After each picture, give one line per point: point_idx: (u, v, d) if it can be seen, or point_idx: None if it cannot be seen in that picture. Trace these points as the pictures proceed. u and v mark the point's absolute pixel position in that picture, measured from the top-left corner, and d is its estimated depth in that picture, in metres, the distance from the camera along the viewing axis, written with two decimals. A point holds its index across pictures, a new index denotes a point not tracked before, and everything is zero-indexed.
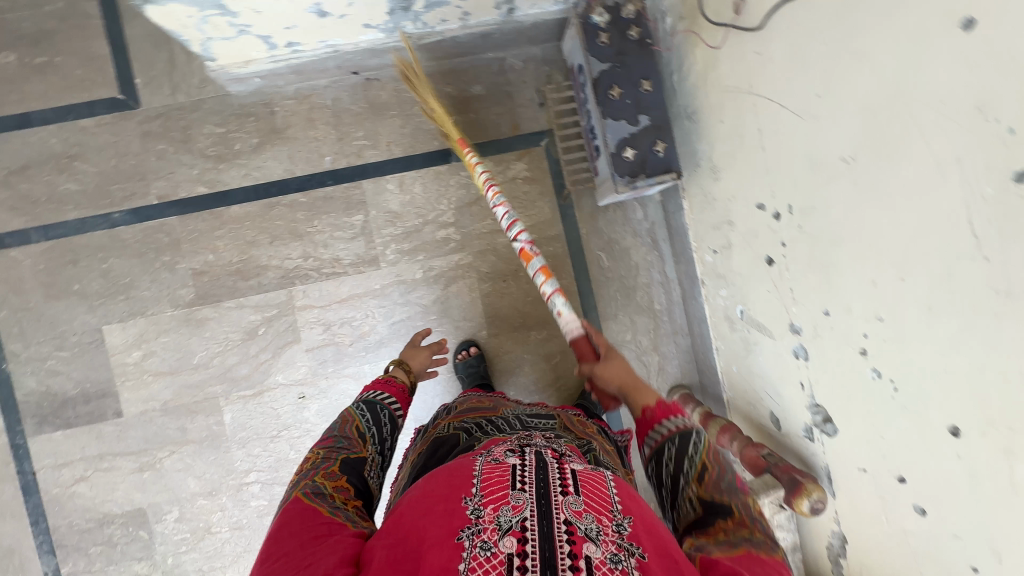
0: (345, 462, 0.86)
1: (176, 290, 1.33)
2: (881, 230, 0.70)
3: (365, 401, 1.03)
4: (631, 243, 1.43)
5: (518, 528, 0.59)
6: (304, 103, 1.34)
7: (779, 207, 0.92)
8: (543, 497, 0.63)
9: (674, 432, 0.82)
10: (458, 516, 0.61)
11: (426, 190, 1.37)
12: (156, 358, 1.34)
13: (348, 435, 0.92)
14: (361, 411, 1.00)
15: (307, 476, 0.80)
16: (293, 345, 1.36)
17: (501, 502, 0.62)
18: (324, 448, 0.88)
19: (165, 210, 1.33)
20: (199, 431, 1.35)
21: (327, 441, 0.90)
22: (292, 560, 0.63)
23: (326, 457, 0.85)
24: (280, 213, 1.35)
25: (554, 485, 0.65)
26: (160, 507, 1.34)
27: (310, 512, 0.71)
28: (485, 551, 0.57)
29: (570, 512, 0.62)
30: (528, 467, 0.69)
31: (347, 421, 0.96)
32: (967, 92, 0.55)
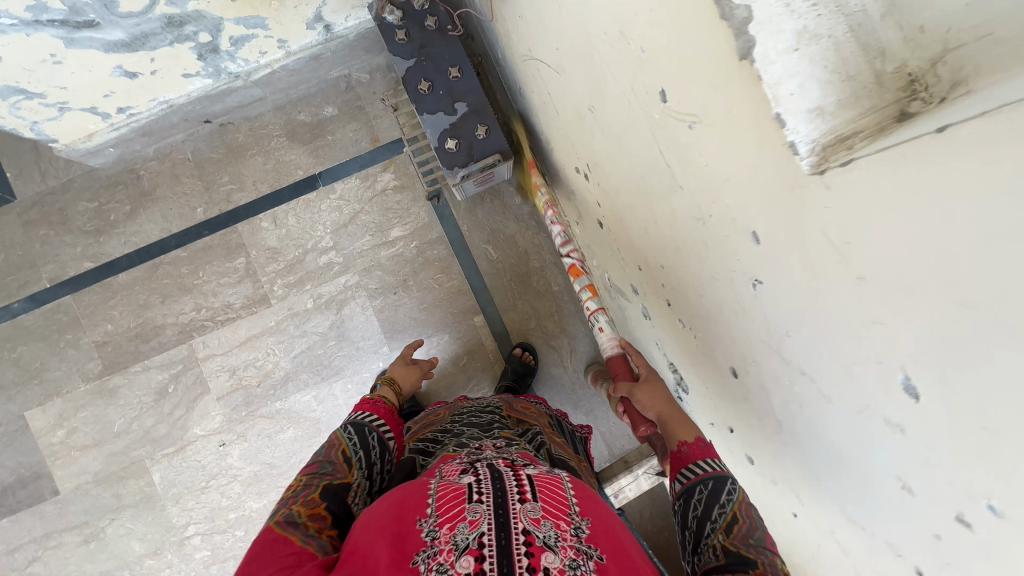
0: (328, 487, 0.71)
1: (85, 365, 1.38)
2: (629, 175, 0.66)
3: (352, 424, 0.86)
4: (515, 229, 1.40)
5: (475, 545, 0.51)
6: (166, 161, 1.38)
7: (584, 168, 0.88)
8: (500, 507, 0.55)
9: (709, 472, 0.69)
10: (412, 538, 0.53)
11: (300, 220, 1.38)
12: (79, 433, 1.38)
13: (332, 459, 0.77)
14: (347, 433, 0.83)
15: (282, 506, 0.66)
16: (203, 396, 1.39)
17: (457, 519, 0.54)
18: (307, 472, 0.74)
19: (59, 291, 1.38)
20: (133, 495, 1.39)
21: (310, 466, 0.75)
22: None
23: (307, 482, 0.71)
24: (166, 271, 1.38)
25: (511, 493, 0.57)
26: (111, 574, 1.38)
27: (280, 545, 0.59)
28: (441, 573, 0.50)
29: (528, 521, 0.54)
30: (480, 479, 0.60)
31: (334, 444, 0.81)
32: (611, 18, 0.51)
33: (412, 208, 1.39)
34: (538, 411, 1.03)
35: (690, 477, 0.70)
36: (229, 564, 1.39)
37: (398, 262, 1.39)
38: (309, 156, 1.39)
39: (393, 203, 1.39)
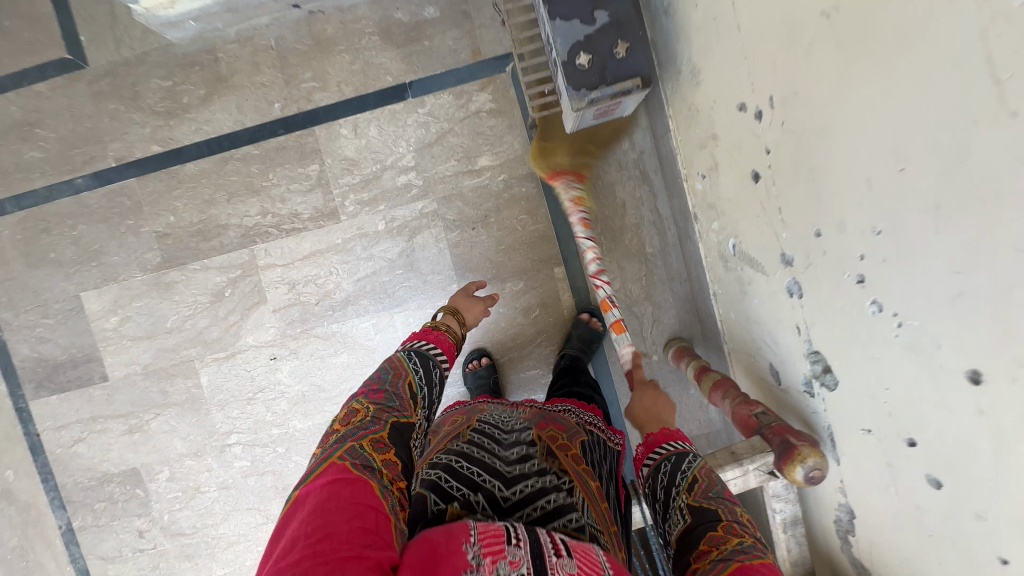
0: (395, 425, 0.74)
1: (144, 254, 1.32)
2: (872, 106, 0.52)
3: (417, 353, 0.92)
4: (615, 178, 1.25)
5: None
6: (247, 46, 1.26)
7: (760, 103, 0.72)
8: (539, 557, 0.49)
9: (671, 454, 0.81)
10: (458, 558, 0.47)
11: (383, 133, 1.26)
12: (132, 323, 1.34)
13: (399, 392, 0.80)
14: (412, 362, 0.89)
15: (354, 437, 0.68)
16: (260, 305, 1.32)
17: (500, 555, 0.48)
18: (373, 405, 0.75)
19: (124, 172, 1.30)
20: (179, 394, 1.36)
21: (377, 396, 0.77)
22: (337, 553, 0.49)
23: (375, 418, 0.72)
24: (235, 167, 1.28)
25: (547, 544, 0.51)
26: (152, 467, 1.38)
27: (361, 489, 0.58)
28: None
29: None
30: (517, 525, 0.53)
31: (399, 372, 0.85)
32: None
33: (505, 135, 1.25)
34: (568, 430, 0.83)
35: (657, 456, 0.83)
36: (268, 478, 1.37)
37: (481, 195, 1.26)
38: (401, 61, 1.24)
39: (485, 128, 1.25)
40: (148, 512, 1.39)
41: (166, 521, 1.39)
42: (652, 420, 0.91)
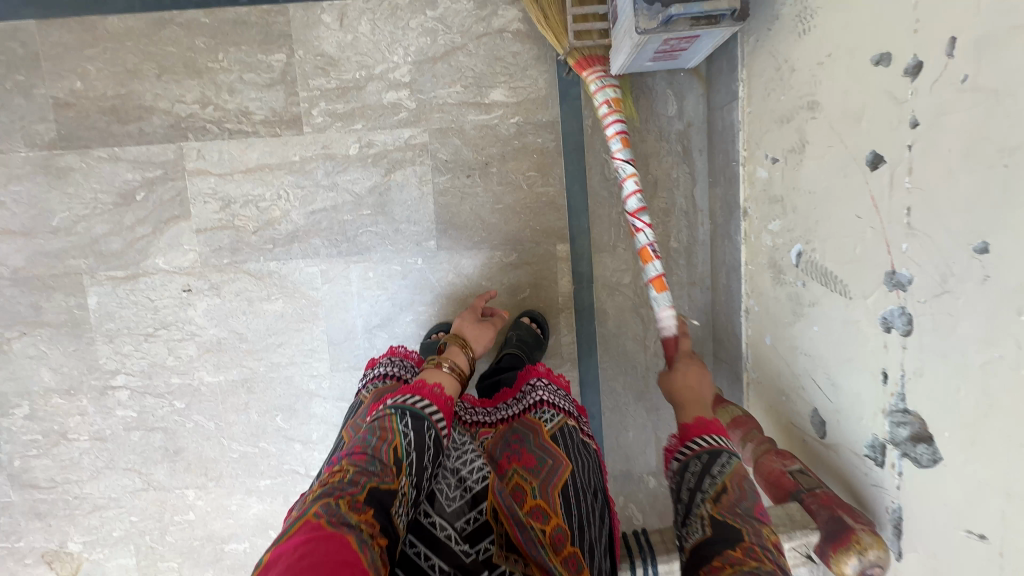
0: (374, 492, 0.56)
1: (32, 125, 1.00)
2: None
3: (409, 415, 0.66)
4: (652, 150, 1.02)
5: None
6: None
7: (925, 49, 0.50)
8: None
9: (703, 451, 0.67)
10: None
11: (375, 32, 0.98)
12: (5, 212, 1.03)
13: (383, 455, 0.60)
14: (402, 424, 0.64)
15: (326, 495, 0.54)
16: (180, 221, 1.03)
17: None
18: (352, 464, 0.58)
19: (20, 9, 0.97)
20: (56, 313, 1.06)
21: (358, 456, 0.59)
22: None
23: (354, 478, 0.56)
24: (173, 35, 0.98)
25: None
26: (7, 399, 1.08)
27: (334, 545, 0.47)
28: None
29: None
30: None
31: (385, 437, 0.62)
32: None
33: (529, 67, 0.99)
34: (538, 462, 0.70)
35: (687, 452, 0.68)
36: (156, 436, 1.10)
37: (485, 137, 1.01)
38: None
39: (506, 54, 0.99)
40: None
41: (17, 469, 1.10)
42: (696, 403, 0.74)
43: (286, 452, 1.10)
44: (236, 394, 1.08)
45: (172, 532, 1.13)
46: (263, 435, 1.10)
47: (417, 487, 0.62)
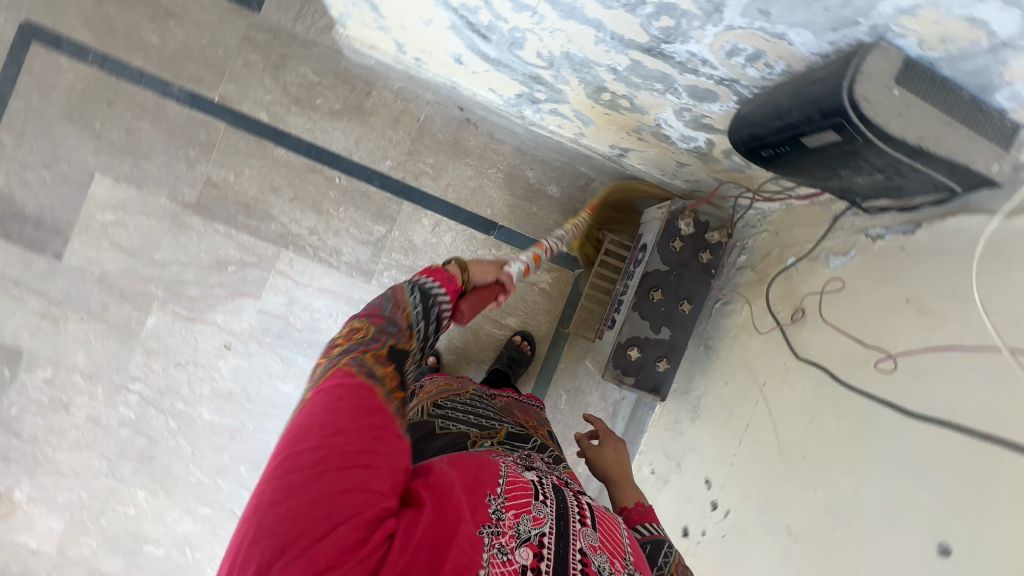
0: (394, 350, 0.70)
1: (181, 186, 1.30)
2: None
3: (417, 287, 0.79)
4: (594, 401, 1.42)
5: (536, 541, 0.54)
6: (400, 103, 1.32)
7: (719, 500, 0.93)
8: (562, 518, 0.58)
9: (650, 534, 0.71)
10: (480, 510, 0.55)
11: (453, 244, 1.36)
12: (123, 231, 1.29)
13: (397, 321, 0.74)
14: (412, 296, 0.77)
15: (355, 350, 0.67)
16: (249, 297, 1.33)
17: (523, 510, 0.56)
18: (373, 324, 0.71)
19: (219, 112, 1.29)
20: (117, 317, 1.31)
21: (377, 318, 0.72)
22: (343, 449, 0.54)
23: (376, 337, 0.69)
24: (316, 180, 1.32)
25: (572, 511, 0.59)
26: (38, 360, 1.30)
27: (364, 393, 0.60)
28: (502, 555, 0.52)
29: (586, 544, 0.56)
30: (543, 487, 0.62)
31: (398, 304, 0.76)
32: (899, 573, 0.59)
33: (540, 315, 1.39)
34: (538, 418, 1.08)
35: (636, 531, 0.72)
36: (140, 439, 1.33)
37: (490, 343, 1.39)
38: (506, 206, 1.37)
39: (529, 299, 1.39)
40: None
41: (11, 415, 1.30)
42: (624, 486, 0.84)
43: (234, 494, 1.36)
44: (220, 435, 1.34)
45: (106, 516, 1.34)
46: (223, 475, 1.35)
47: (422, 347, 0.78)
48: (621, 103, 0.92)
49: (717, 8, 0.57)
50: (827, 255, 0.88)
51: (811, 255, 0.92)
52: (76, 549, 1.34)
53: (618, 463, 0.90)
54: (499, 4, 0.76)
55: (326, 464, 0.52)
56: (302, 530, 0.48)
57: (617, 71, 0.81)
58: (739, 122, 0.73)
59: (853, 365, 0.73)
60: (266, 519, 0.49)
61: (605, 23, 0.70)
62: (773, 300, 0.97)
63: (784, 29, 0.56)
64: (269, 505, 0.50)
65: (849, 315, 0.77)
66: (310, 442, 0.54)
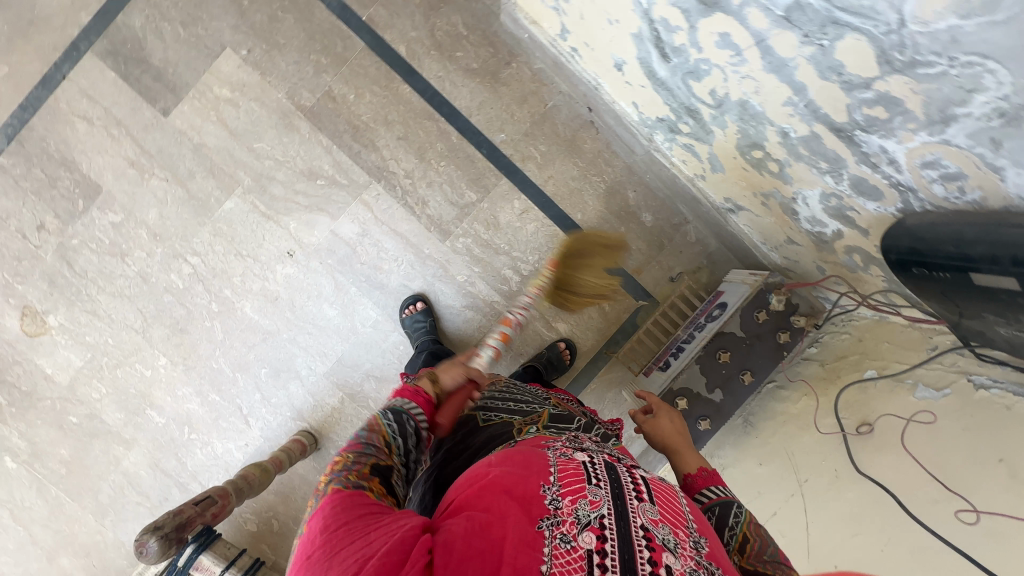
0: (377, 466, 0.63)
1: (301, 88, 1.30)
2: None
3: (391, 408, 0.73)
4: None
5: (596, 525, 0.50)
6: (533, 83, 1.32)
7: None
8: (618, 497, 0.54)
9: (716, 499, 0.68)
10: (535, 503, 0.51)
11: (534, 235, 1.36)
12: (232, 111, 1.30)
13: (375, 441, 0.67)
14: (387, 417, 0.71)
15: (336, 475, 0.59)
16: (326, 215, 1.34)
17: (579, 495, 0.52)
18: (349, 450, 0.64)
19: (362, 31, 1.29)
20: (198, 189, 1.32)
21: (354, 443, 0.65)
22: (351, 527, 0.51)
23: (356, 460, 0.62)
24: (429, 128, 1.32)
25: (627, 488, 0.55)
26: (112, 203, 1.31)
27: (352, 497, 0.55)
28: (564, 543, 0.48)
29: (647, 519, 0.52)
30: (595, 466, 0.58)
31: (374, 426, 0.69)
32: None
33: (589, 330, 1.39)
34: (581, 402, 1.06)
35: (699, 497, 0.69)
36: (179, 310, 1.35)
37: (533, 340, 1.39)
38: (597, 217, 1.36)
39: (585, 312, 1.39)
40: (65, 222, 1.32)
41: (71, 245, 1.32)
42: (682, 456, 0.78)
43: (246, 393, 1.37)
44: (253, 334, 1.36)
45: (123, 370, 1.36)
46: (243, 372, 1.37)
47: (409, 466, 0.70)
48: (770, 165, 0.90)
49: (947, 119, 0.56)
50: (916, 382, 0.87)
51: (897, 375, 0.91)
52: (85, 390, 1.36)
53: (673, 432, 0.83)
54: (704, 33, 0.75)
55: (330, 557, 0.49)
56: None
57: (789, 136, 0.80)
58: (901, 231, 0.72)
59: (917, 499, 0.74)
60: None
61: (808, 89, 0.69)
62: (840, 404, 0.96)
63: (1006, 164, 0.55)
64: None
65: (928, 450, 0.77)
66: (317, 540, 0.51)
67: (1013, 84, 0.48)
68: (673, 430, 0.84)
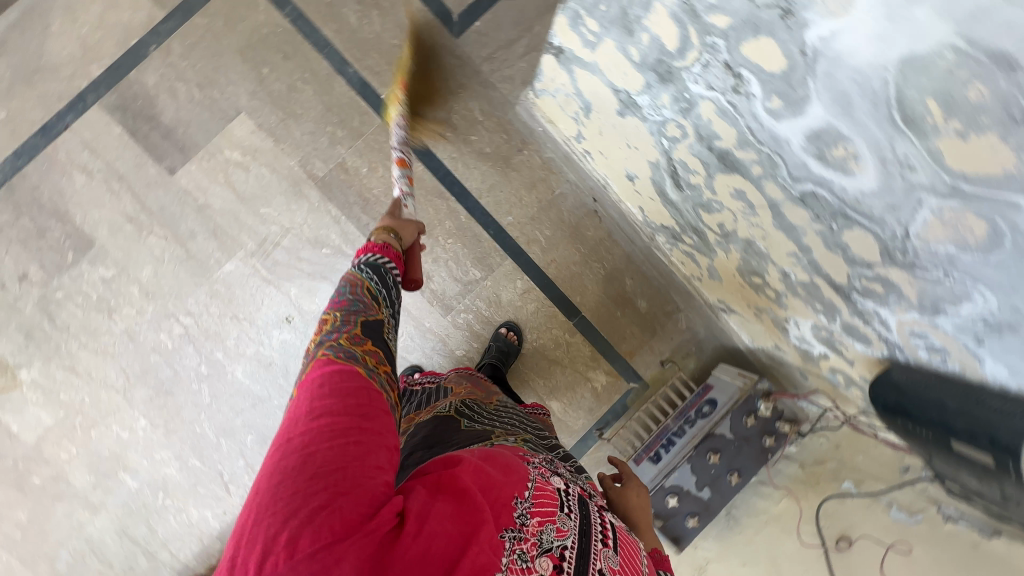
0: (366, 325, 0.69)
1: (315, 158, 1.31)
2: None
3: (366, 261, 0.79)
4: None
5: (557, 555, 0.56)
6: (543, 170, 1.37)
7: None
8: (585, 535, 0.60)
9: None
10: (507, 513, 0.56)
11: (534, 314, 1.40)
12: (242, 174, 1.30)
13: (361, 297, 0.73)
14: (365, 273, 0.77)
15: (328, 339, 0.65)
16: (329, 283, 1.33)
17: (548, 520, 0.58)
18: (337, 311, 0.70)
19: (380, 108, 1.32)
20: (198, 250, 1.30)
21: (339, 303, 0.71)
22: (339, 427, 0.55)
23: (346, 319, 0.69)
24: (439, 205, 1.35)
25: (595, 530, 0.62)
26: (103, 257, 1.27)
27: (345, 373, 0.60)
28: (521, 563, 0.54)
29: (606, 565, 0.59)
30: (569, 498, 0.64)
31: (355, 283, 0.75)
32: None
33: (581, 410, 1.42)
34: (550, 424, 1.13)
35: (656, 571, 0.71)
36: (166, 370, 1.31)
37: None
38: (595, 301, 1.41)
39: (578, 391, 1.42)
40: (51, 274, 1.27)
41: (54, 297, 1.27)
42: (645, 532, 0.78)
43: (230, 459, 1.33)
44: (243, 399, 1.33)
45: (97, 430, 1.30)
46: (229, 436, 1.33)
47: (394, 315, 0.78)
48: (768, 291, 0.98)
49: (936, 310, 0.64)
50: (889, 502, 0.94)
51: (873, 494, 0.98)
52: (53, 449, 1.29)
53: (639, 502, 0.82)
54: (721, 183, 0.82)
55: (325, 444, 0.53)
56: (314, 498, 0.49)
57: (789, 277, 0.87)
58: (889, 383, 0.80)
59: None
60: (275, 499, 0.49)
61: (813, 251, 0.76)
62: (820, 513, 1.03)
63: (986, 356, 0.62)
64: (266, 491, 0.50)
65: None
66: (302, 429, 0.55)
67: (997, 305, 0.55)
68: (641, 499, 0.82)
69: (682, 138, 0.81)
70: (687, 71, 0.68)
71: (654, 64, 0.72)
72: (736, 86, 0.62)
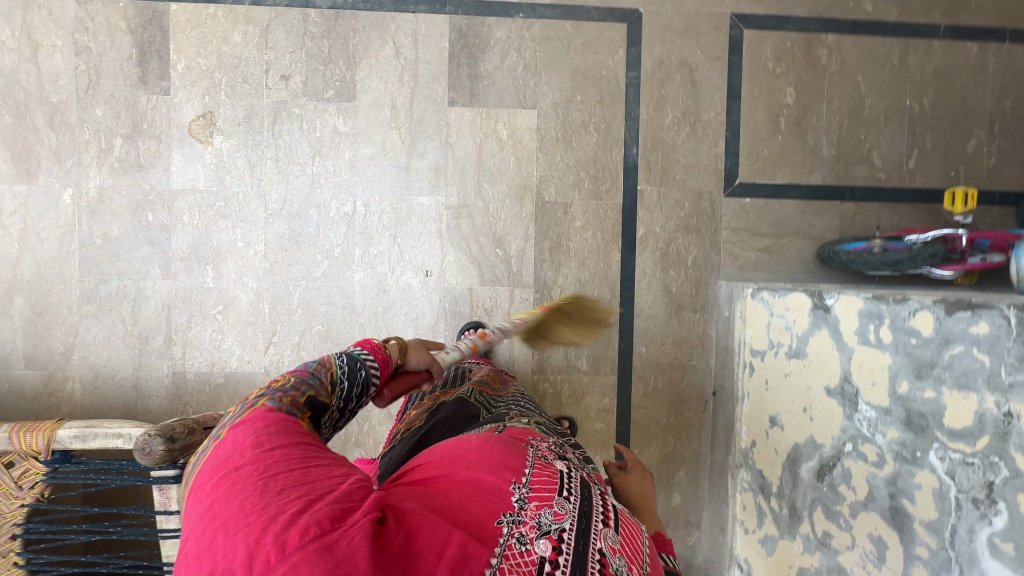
0: (312, 402, 0.61)
1: (553, 184, 1.40)
2: None
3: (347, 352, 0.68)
4: None
5: (555, 535, 0.50)
6: (697, 339, 1.44)
7: None
8: (585, 516, 0.53)
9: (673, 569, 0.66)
10: (502, 498, 0.52)
11: (595, 431, 1.44)
12: (495, 148, 1.39)
13: (320, 374, 0.64)
14: (339, 359, 0.66)
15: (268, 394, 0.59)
16: (478, 275, 1.40)
17: (546, 503, 0.53)
18: (291, 375, 0.62)
19: (629, 194, 1.42)
20: (415, 169, 1.38)
21: (299, 370, 0.63)
22: (294, 454, 0.49)
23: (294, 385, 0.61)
24: (604, 294, 1.42)
25: (596, 510, 0.55)
26: (351, 115, 1.37)
27: (291, 420, 0.54)
28: (520, 545, 0.48)
29: (607, 545, 0.51)
30: (572, 483, 0.58)
31: (323, 362, 0.65)
32: None
33: None
34: None
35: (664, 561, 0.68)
36: (312, 227, 1.37)
37: None
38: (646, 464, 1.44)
39: None
40: (306, 93, 1.36)
41: (292, 109, 1.36)
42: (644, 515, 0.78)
43: (291, 329, 1.38)
44: (342, 297, 1.38)
45: (225, 222, 1.37)
46: (306, 312, 1.38)
47: (350, 408, 0.67)
48: None
49: None
50: None
51: None
52: (183, 206, 1.36)
53: (637, 489, 0.81)
54: (868, 518, 0.96)
55: (281, 465, 0.47)
56: (280, 512, 0.42)
57: None
58: None
59: None
60: (233, 522, 0.42)
61: None
62: None
63: None
64: (224, 514, 0.43)
65: None
66: (245, 455, 0.48)
67: None
68: (640, 484, 0.82)
69: (871, 463, 0.95)
70: (943, 446, 0.84)
71: (912, 412, 0.87)
72: (980, 502, 0.79)
